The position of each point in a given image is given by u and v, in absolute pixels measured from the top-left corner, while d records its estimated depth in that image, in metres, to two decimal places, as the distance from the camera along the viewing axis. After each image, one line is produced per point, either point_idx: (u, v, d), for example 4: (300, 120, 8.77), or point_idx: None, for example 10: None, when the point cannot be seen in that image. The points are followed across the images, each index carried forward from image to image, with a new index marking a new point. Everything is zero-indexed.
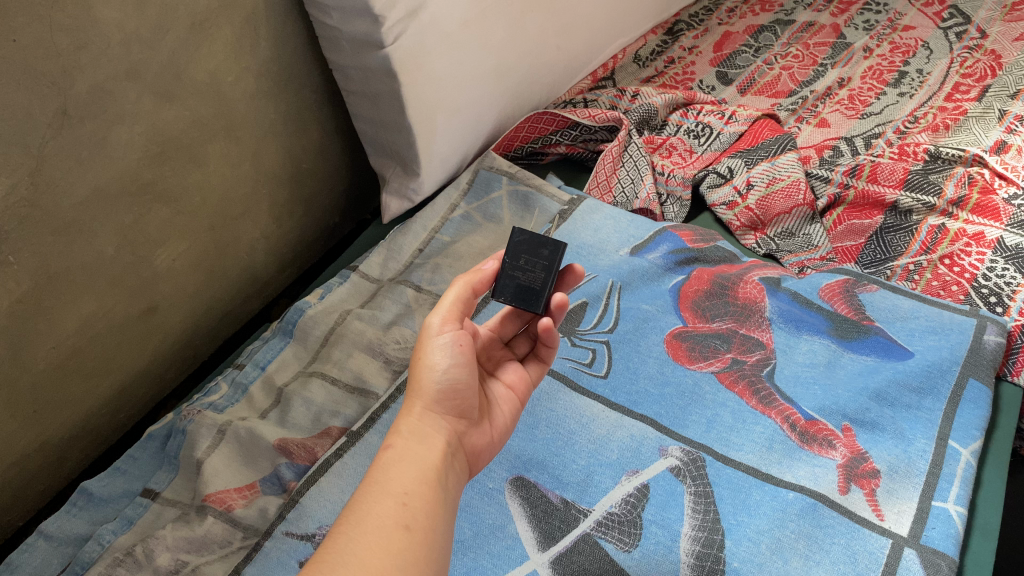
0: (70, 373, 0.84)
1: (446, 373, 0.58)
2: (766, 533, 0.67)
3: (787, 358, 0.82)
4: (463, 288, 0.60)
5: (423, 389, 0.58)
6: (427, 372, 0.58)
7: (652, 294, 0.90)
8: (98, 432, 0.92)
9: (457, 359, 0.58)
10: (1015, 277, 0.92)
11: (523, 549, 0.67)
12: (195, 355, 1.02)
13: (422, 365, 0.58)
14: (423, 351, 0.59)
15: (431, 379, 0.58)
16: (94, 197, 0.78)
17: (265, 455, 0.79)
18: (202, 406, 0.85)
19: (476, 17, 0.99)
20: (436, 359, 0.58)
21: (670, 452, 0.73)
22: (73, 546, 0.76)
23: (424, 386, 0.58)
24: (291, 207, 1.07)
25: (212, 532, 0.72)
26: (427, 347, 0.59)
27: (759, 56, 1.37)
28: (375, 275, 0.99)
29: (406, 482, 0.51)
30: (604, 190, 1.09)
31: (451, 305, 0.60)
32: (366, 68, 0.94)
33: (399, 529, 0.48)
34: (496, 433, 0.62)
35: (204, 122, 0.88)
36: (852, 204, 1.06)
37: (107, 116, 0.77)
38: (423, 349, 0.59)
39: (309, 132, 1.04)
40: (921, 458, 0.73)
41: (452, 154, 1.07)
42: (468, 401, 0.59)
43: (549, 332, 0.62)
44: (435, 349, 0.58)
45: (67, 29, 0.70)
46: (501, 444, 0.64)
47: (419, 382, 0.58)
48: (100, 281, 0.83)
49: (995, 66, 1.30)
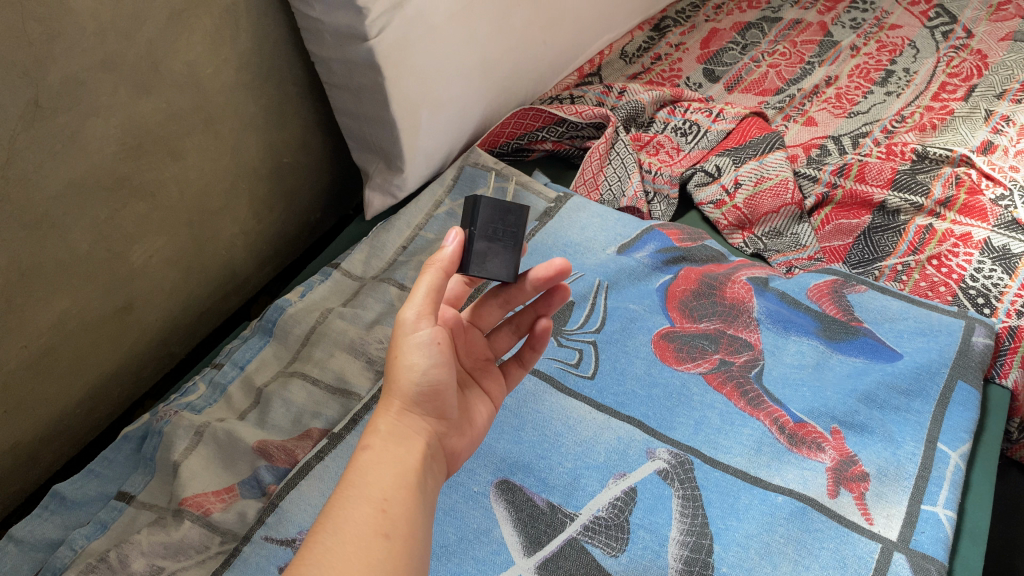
0: (42, 372, 0.82)
1: (426, 375, 0.53)
2: (755, 538, 0.67)
3: (775, 359, 0.81)
4: (436, 275, 0.53)
5: (407, 388, 0.53)
6: (406, 373, 0.53)
7: (639, 294, 0.89)
8: (72, 434, 0.90)
9: (440, 361, 0.53)
10: (1002, 278, 0.92)
11: (508, 554, 0.66)
12: (171, 353, 1.00)
13: (398, 363, 0.54)
14: (399, 351, 0.53)
15: (409, 383, 0.53)
16: (67, 191, 0.76)
17: (243, 458, 0.76)
18: (180, 406, 0.82)
19: (462, 10, 0.96)
20: (414, 359, 0.53)
21: (657, 454, 0.72)
22: (44, 551, 0.73)
23: (403, 385, 0.53)
24: (272, 202, 1.05)
25: (189, 537, 0.70)
26: (404, 346, 0.53)
27: (746, 53, 1.37)
28: (357, 273, 0.97)
29: (385, 488, 0.48)
30: (590, 187, 1.08)
31: (426, 296, 0.53)
32: (350, 62, 0.92)
33: (377, 538, 0.45)
34: (469, 429, 0.59)
35: (183, 115, 0.85)
36: (840, 204, 1.06)
37: (81, 109, 0.74)
38: (399, 348, 0.53)
39: (290, 126, 1.02)
40: (910, 461, 0.73)
41: (437, 149, 1.05)
42: (448, 400, 0.55)
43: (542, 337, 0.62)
44: (413, 348, 0.53)
45: (40, 18, 0.67)
46: (480, 439, 0.61)
47: (400, 381, 0.53)
48: (74, 278, 0.80)
49: (980, 66, 1.30)
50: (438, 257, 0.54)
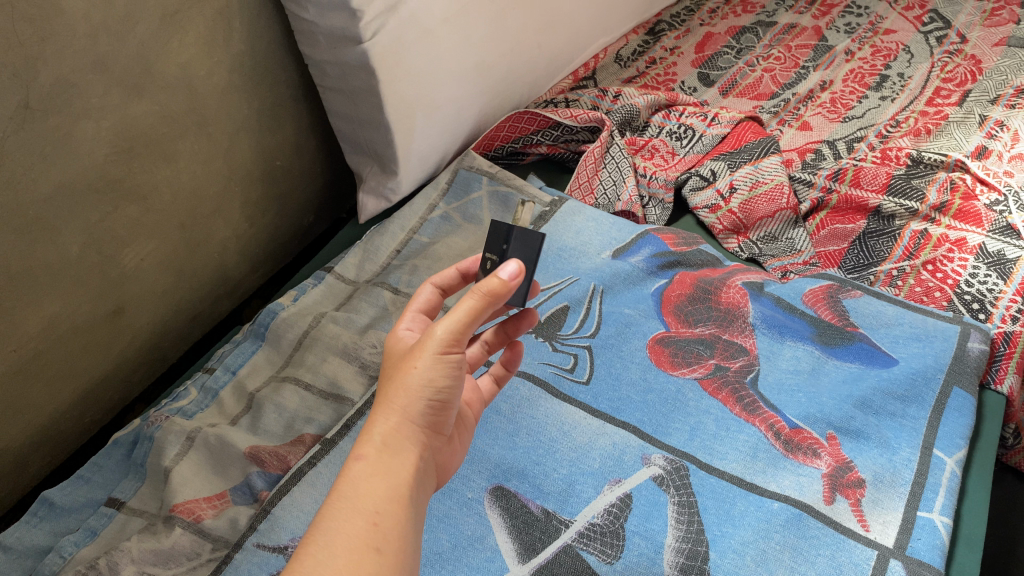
0: (31, 377, 0.81)
1: (439, 391, 0.51)
2: (751, 544, 0.66)
3: (770, 365, 0.81)
4: (485, 309, 0.50)
5: (412, 397, 0.51)
6: (419, 384, 0.50)
7: (634, 299, 0.88)
8: (62, 438, 0.89)
9: (455, 383, 0.52)
10: (997, 283, 0.92)
11: (502, 561, 0.65)
12: (163, 358, 0.99)
13: (411, 369, 0.51)
14: (421, 362, 0.51)
15: (422, 395, 0.51)
16: (57, 194, 0.75)
17: (235, 464, 0.76)
18: (171, 411, 0.81)
19: (456, 13, 0.96)
20: (434, 375, 0.51)
21: (653, 460, 0.72)
22: (33, 558, 0.72)
23: (411, 397, 0.50)
24: (264, 206, 1.04)
25: (179, 543, 0.69)
26: (427, 358, 0.50)
27: (740, 57, 1.37)
28: (351, 277, 0.97)
29: (378, 500, 0.47)
30: (585, 192, 1.07)
31: (465, 323, 0.50)
32: (344, 64, 0.92)
33: (369, 552, 0.45)
34: (460, 445, 0.59)
35: (175, 117, 0.85)
36: (835, 208, 1.06)
37: (72, 111, 0.73)
38: (420, 358, 0.51)
39: (283, 128, 1.01)
40: (906, 468, 0.72)
41: (431, 153, 1.05)
42: (448, 418, 0.53)
43: (516, 355, 0.64)
44: (436, 364, 0.50)
45: (31, 19, 0.67)
46: (468, 446, 0.61)
47: (407, 391, 0.51)
48: (64, 283, 0.80)
49: (975, 71, 1.30)
50: (495, 293, 0.50)
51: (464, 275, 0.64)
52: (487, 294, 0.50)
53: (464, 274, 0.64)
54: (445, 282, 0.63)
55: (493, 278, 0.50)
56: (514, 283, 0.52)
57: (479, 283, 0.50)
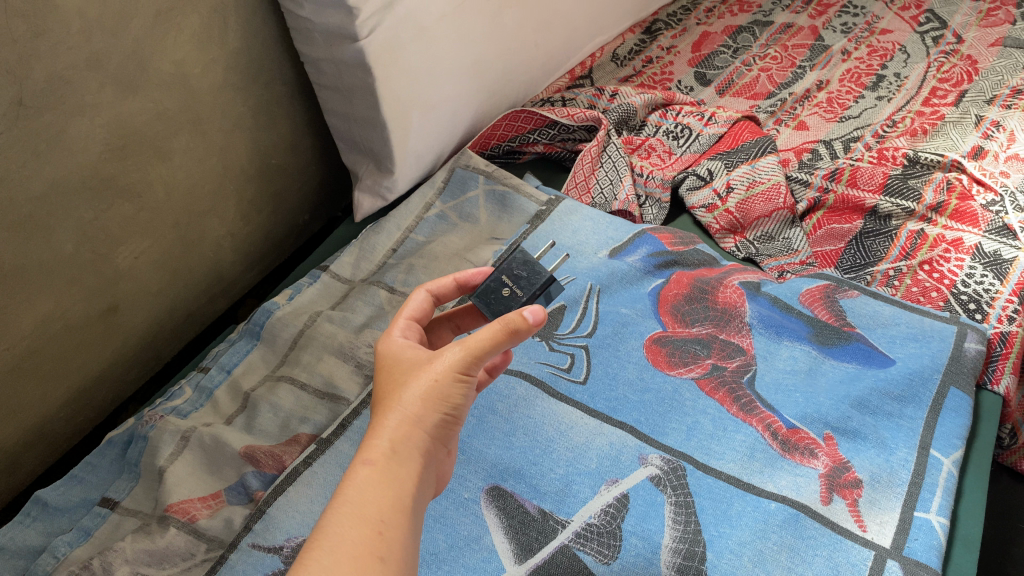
0: (23, 376, 0.80)
1: (454, 408, 0.51)
2: (748, 545, 0.66)
3: (767, 365, 0.81)
4: (504, 343, 0.50)
5: (428, 408, 0.51)
6: (436, 399, 0.51)
7: (631, 298, 0.88)
8: (55, 438, 0.88)
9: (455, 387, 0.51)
10: (993, 283, 0.92)
11: (499, 561, 0.65)
12: (157, 357, 0.98)
13: (429, 383, 0.51)
14: (440, 376, 0.51)
15: (438, 410, 0.51)
16: (50, 192, 0.74)
17: (230, 463, 0.75)
18: (165, 411, 0.81)
19: (453, 11, 0.96)
20: (452, 390, 0.51)
21: (650, 460, 0.72)
22: (26, 558, 0.71)
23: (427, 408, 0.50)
24: (259, 204, 1.03)
25: (174, 544, 0.68)
26: (445, 377, 0.51)
27: (737, 56, 1.37)
28: (347, 276, 0.96)
29: (383, 508, 0.47)
30: (582, 191, 1.07)
31: (484, 352, 0.50)
32: (340, 62, 0.91)
33: (372, 560, 0.44)
34: None
35: (170, 114, 0.84)
36: (832, 208, 1.06)
37: (66, 108, 0.73)
38: (439, 374, 0.51)
39: (278, 126, 1.00)
40: (903, 467, 0.72)
41: (427, 151, 1.04)
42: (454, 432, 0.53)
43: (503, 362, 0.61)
44: (453, 381, 0.51)
45: (25, 15, 0.66)
46: None
47: (424, 401, 0.51)
48: (57, 281, 0.79)
49: (971, 71, 1.31)
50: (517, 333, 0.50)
51: (461, 285, 0.62)
52: (506, 329, 0.50)
53: (462, 284, 0.63)
54: (440, 290, 0.62)
55: (516, 314, 0.50)
56: (537, 326, 0.51)
57: (502, 319, 0.50)
